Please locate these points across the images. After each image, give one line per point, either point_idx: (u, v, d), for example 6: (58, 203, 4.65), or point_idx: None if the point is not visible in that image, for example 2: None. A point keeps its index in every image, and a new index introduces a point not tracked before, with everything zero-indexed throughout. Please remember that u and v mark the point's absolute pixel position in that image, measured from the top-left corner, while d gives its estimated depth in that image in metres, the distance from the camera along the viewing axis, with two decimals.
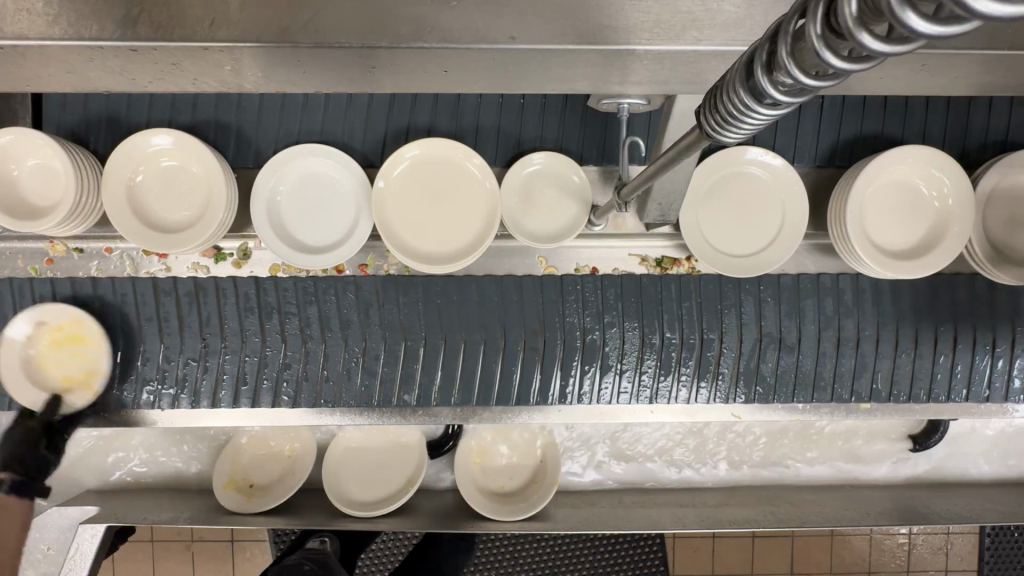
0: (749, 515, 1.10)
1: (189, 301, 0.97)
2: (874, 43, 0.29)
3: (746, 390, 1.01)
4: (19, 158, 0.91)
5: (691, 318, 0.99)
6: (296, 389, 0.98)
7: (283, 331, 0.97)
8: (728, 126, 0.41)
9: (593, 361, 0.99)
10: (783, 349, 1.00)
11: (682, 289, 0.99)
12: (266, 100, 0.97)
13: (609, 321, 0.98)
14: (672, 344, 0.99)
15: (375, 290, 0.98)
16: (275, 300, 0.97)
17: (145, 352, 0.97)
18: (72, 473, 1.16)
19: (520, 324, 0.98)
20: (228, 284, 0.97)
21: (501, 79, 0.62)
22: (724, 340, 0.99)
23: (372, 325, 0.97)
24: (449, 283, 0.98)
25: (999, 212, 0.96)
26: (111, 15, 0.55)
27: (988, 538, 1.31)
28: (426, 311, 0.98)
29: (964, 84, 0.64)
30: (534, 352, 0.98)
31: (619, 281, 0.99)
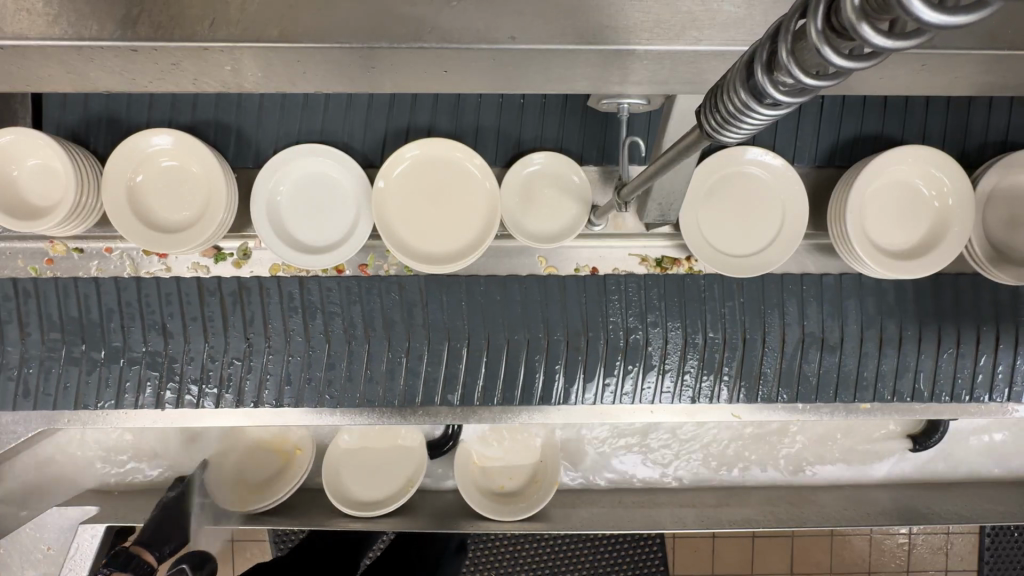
0: (748, 515, 1.10)
1: (234, 301, 0.96)
2: (876, 37, 0.29)
3: (793, 390, 1.01)
4: (19, 158, 0.91)
5: (735, 318, 0.99)
6: (340, 388, 0.98)
7: (327, 331, 0.97)
8: (728, 126, 0.41)
9: (637, 361, 0.99)
10: (827, 349, 1.00)
11: (727, 288, 0.99)
12: (266, 100, 0.97)
13: (653, 321, 0.98)
14: (717, 343, 0.99)
15: (419, 290, 0.98)
16: (318, 300, 0.97)
17: (191, 352, 0.96)
18: (74, 472, 1.16)
19: (564, 323, 0.98)
20: (272, 284, 0.97)
21: (502, 79, 0.62)
22: (768, 340, 0.99)
23: (416, 326, 0.97)
24: (492, 282, 0.98)
25: (999, 212, 0.96)
26: (111, 15, 0.55)
27: (987, 538, 1.31)
28: (472, 310, 0.98)
29: (964, 84, 0.64)
30: (577, 353, 0.98)
31: (662, 280, 0.99)
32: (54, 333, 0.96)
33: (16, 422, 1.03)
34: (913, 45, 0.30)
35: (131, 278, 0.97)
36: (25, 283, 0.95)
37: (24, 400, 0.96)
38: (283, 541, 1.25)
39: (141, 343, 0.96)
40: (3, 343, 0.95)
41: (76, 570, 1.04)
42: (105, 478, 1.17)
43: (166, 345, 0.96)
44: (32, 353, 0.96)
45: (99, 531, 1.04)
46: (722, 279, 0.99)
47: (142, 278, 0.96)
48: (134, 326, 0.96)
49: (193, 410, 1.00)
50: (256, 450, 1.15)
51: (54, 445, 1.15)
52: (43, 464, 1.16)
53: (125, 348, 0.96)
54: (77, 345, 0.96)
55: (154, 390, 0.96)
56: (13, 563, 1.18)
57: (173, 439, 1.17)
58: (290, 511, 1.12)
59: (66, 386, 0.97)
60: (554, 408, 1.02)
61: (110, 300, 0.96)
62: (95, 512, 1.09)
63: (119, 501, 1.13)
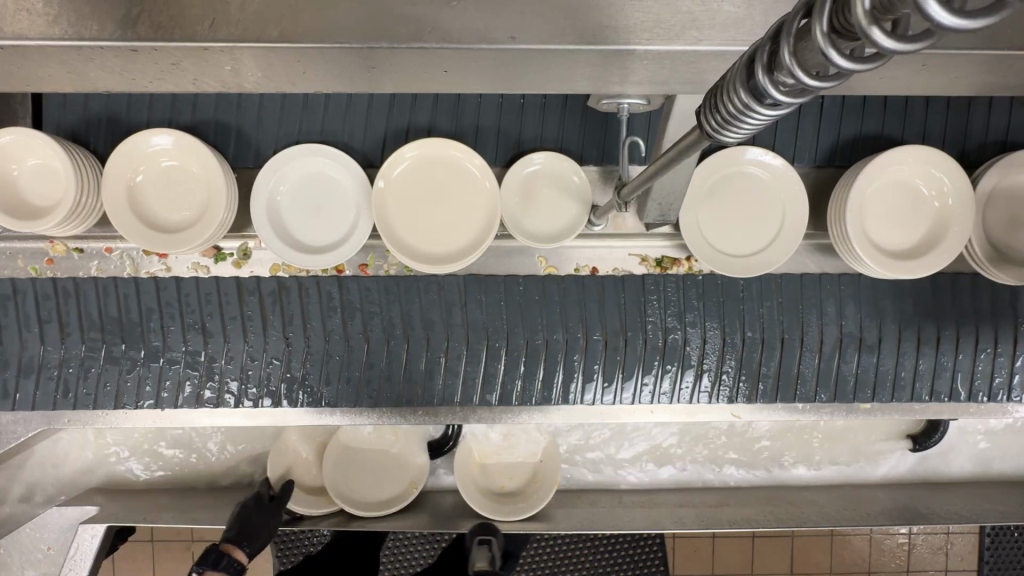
0: (748, 515, 1.10)
1: (274, 300, 0.97)
2: (886, 40, 0.29)
3: (831, 390, 1.01)
4: (19, 157, 0.91)
5: (773, 318, 1.00)
6: (379, 389, 0.98)
7: (367, 331, 0.98)
8: (728, 126, 0.41)
9: (674, 361, 0.99)
10: (864, 349, 1.00)
11: (764, 288, 1.00)
12: (266, 100, 0.97)
13: (690, 321, 0.99)
14: (755, 342, 0.99)
15: (458, 290, 0.98)
16: (358, 299, 0.98)
17: (231, 353, 0.97)
18: (80, 470, 1.17)
19: (602, 323, 0.98)
20: (312, 284, 0.97)
21: (503, 80, 0.62)
22: (805, 339, 1.00)
23: (455, 325, 0.98)
24: (531, 282, 0.99)
25: (1000, 212, 0.96)
26: (111, 15, 0.55)
27: (987, 538, 1.31)
28: (511, 310, 0.98)
29: (964, 85, 0.64)
30: (616, 352, 0.99)
31: (701, 280, 0.99)
32: (93, 332, 0.96)
33: (16, 422, 1.03)
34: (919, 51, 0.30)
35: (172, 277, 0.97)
36: (66, 283, 0.96)
37: (34, 401, 0.97)
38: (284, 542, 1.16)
39: (181, 343, 0.96)
40: (44, 343, 0.96)
41: (75, 570, 1.04)
42: (105, 477, 1.17)
43: (206, 344, 0.97)
44: (73, 352, 0.96)
45: (99, 531, 1.04)
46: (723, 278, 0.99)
47: (181, 278, 0.96)
48: (173, 327, 0.96)
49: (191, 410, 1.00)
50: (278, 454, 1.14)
51: (60, 443, 1.16)
52: (50, 462, 1.16)
53: (165, 349, 0.96)
54: (117, 344, 0.96)
55: (194, 389, 0.97)
56: (13, 563, 1.12)
57: (177, 438, 1.18)
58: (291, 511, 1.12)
59: (69, 386, 0.97)
60: (554, 408, 1.02)
61: (150, 300, 0.96)
62: (94, 511, 1.08)
63: (119, 500, 1.13)
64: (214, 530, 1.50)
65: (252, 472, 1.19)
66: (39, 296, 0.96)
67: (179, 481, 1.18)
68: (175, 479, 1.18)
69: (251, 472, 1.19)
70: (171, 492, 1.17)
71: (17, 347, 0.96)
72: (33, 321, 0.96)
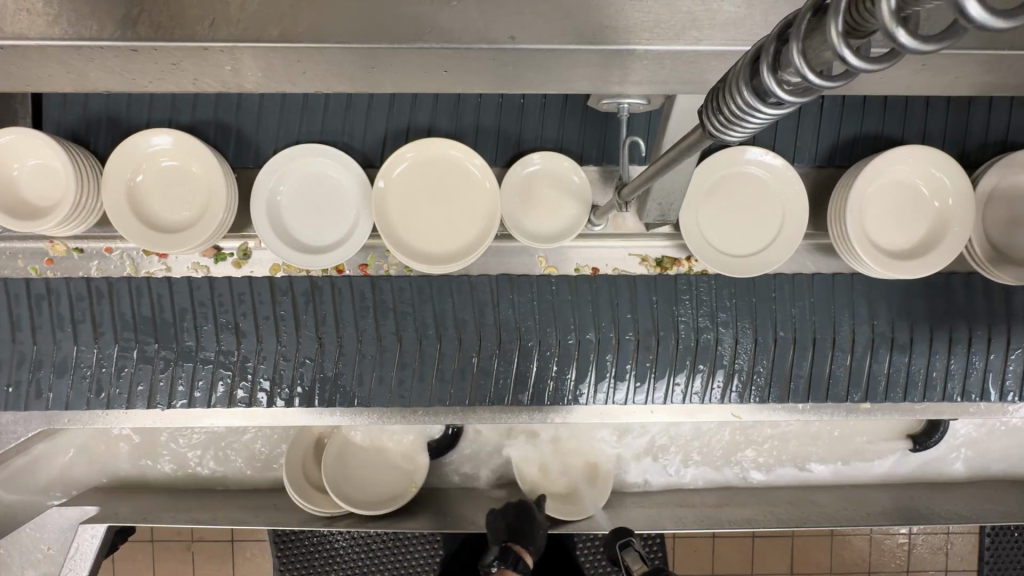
0: (748, 515, 1.10)
1: (307, 300, 0.97)
2: (908, 40, 0.29)
3: (863, 390, 1.02)
4: (19, 157, 0.91)
5: (804, 318, 1.00)
6: (411, 388, 0.98)
7: (399, 331, 0.98)
8: (731, 126, 0.41)
9: (705, 361, 1.00)
10: (895, 349, 1.00)
11: (795, 287, 1.00)
12: (266, 100, 0.97)
13: (722, 321, 0.99)
14: (786, 342, 1.00)
15: (490, 290, 0.98)
16: (390, 299, 0.98)
17: (264, 352, 0.97)
18: (87, 469, 1.18)
19: (634, 323, 0.98)
20: (345, 284, 0.98)
21: (504, 80, 0.62)
22: (837, 339, 1.00)
23: (487, 325, 0.98)
24: (563, 281, 0.99)
25: (1000, 212, 0.96)
26: (111, 15, 0.55)
27: (988, 539, 1.31)
28: (542, 309, 0.98)
29: (963, 85, 0.64)
30: (647, 352, 0.99)
31: (733, 280, 0.99)
32: (127, 332, 0.96)
33: (16, 422, 1.03)
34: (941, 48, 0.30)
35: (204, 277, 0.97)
36: (100, 283, 0.96)
37: (33, 401, 0.97)
38: (284, 542, 1.13)
39: (214, 343, 0.97)
40: (77, 342, 0.96)
41: (76, 570, 1.04)
42: (106, 477, 1.18)
43: (239, 344, 0.97)
44: (107, 353, 0.96)
45: (99, 531, 1.04)
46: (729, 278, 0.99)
47: (215, 277, 0.97)
48: (206, 327, 0.97)
49: (194, 410, 1.00)
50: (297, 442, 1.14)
51: (65, 443, 1.16)
52: (58, 461, 1.17)
53: (197, 349, 0.97)
54: (149, 344, 0.96)
55: (227, 389, 0.98)
56: (13, 564, 1.11)
57: (180, 437, 1.18)
58: (292, 510, 1.12)
59: (70, 385, 0.97)
60: (554, 408, 1.01)
61: (183, 300, 0.96)
62: (94, 511, 1.08)
63: (120, 500, 1.13)
64: (215, 530, 1.50)
65: (255, 471, 1.19)
66: (73, 296, 0.96)
67: (180, 481, 1.19)
68: (176, 478, 1.19)
69: (254, 471, 1.19)
70: (174, 492, 1.17)
71: (51, 346, 0.96)
72: (67, 321, 0.96)
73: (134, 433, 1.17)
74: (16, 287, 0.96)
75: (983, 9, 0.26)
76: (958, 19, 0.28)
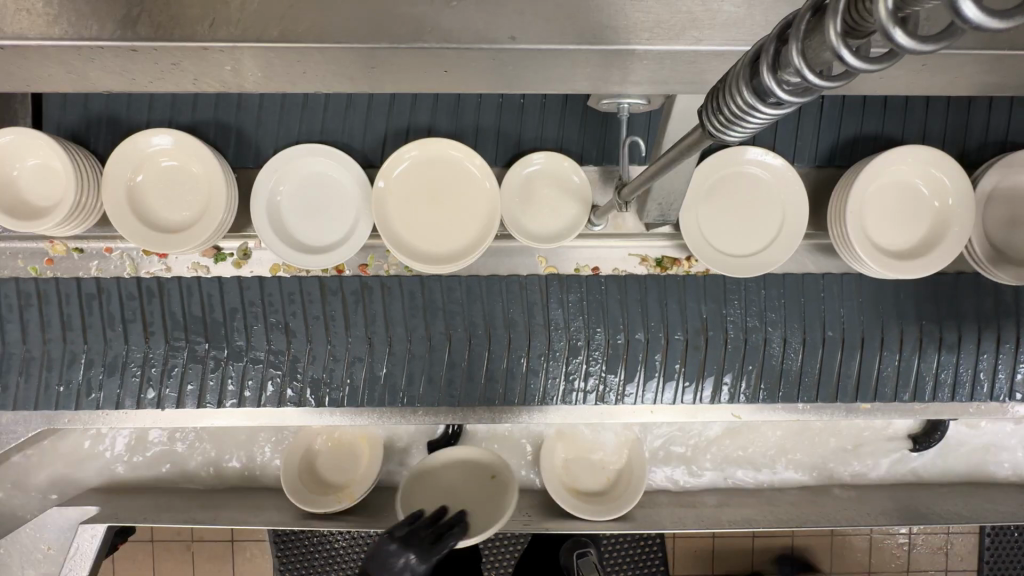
0: (748, 514, 1.10)
1: (356, 300, 0.97)
2: (904, 40, 0.29)
3: (912, 390, 1.02)
4: (19, 157, 0.91)
5: (853, 318, 1.00)
6: (461, 388, 0.98)
7: (448, 331, 0.97)
8: (732, 126, 0.41)
9: (754, 361, 1.00)
10: (944, 348, 1.01)
11: (844, 288, 1.00)
12: (266, 100, 0.97)
13: (771, 321, 0.99)
14: (835, 341, 1.00)
15: (541, 290, 0.98)
16: (440, 300, 0.98)
17: (314, 352, 0.97)
18: (92, 470, 1.17)
19: (683, 323, 0.98)
20: (395, 283, 0.98)
21: (505, 80, 0.62)
22: (886, 340, 1.00)
23: (537, 325, 0.98)
24: (611, 281, 0.99)
25: (1001, 212, 0.96)
26: (111, 15, 0.55)
27: (988, 539, 1.31)
28: (590, 309, 0.98)
29: (963, 84, 0.64)
30: (697, 352, 0.99)
31: (782, 281, 1.00)
32: (177, 332, 0.96)
33: (16, 422, 1.03)
34: (941, 47, 0.30)
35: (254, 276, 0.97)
36: (150, 283, 0.96)
37: (33, 401, 0.97)
38: (284, 542, 1.13)
39: (264, 343, 0.97)
40: (128, 342, 0.96)
41: (76, 571, 1.04)
42: (105, 477, 1.18)
43: (289, 343, 0.97)
44: (156, 353, 0.96)
45: (98, 531, 1.03)
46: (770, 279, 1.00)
47: (264, 277, 0.97)
48: (256, 327, 0.97)
49: (196, 410, 1.00)
50: (296, 482, 1.11)
51: (70, 443, 1.17)
52: (59, 461, 1.17)
53: (247, 348, 0.97)
54: (199, 344, 0.96)
55: (277, 388, 0.98)
56: (13, 564, 1.11)
57: (179, 436, 1.18)
58: (292, 510, 1.12)
59: (74, 385, 0.97)
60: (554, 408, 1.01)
61: (233, 300, 0.96)
62: (94, 512, 1.08)
63: (120, 500, 1.12)
64: (216, 530, 1.50)
65: (258, 471, 1.20)
66: (124, 296, 0.96)
67: (179, 480, 1.19)
68: (176, 478, 1.19)
69: (255, 471, 1.20)
70: (176, 492, 1.17)
71: (102, 346, 0.96)
72: (118, 320, 0.96)
73: (134, 432, 1.17)
74: (60, 287, 0.96)
75: (978, 11, 0.26)
76: (955, 19, 0.28)
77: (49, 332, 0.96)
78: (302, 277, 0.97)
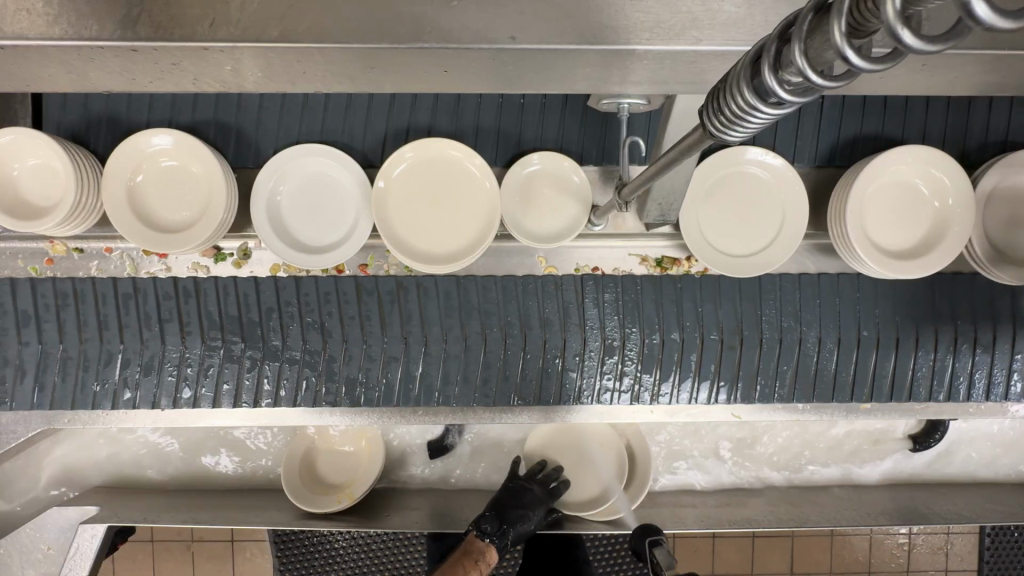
0: (748, 514, 1.11)
1: (391, 300, 0.97)
2: (911, 39, 0.29)
3: (946, 390, 1.03)
4: (19, 157, 0.91)
5: (887, 318, 1.00)
6: (495, 387, 0.98)
7: (484, 331, 0.97)
8: (732, 126, 0.41)
9: (789, 361, 1.00)
10: (979, 349, 1.01)
11: (878, 288, 1.00)
12: (266, 100, 0.97)
13: (807, 321, 0.99)
14: (870, 342, 1.00)
15: (576, 290, 0.98)
16: (476, 300, 0.98)
17: (350, 352, 0.97)
18: (95, 470, 1.18)
19: (718, 323, 0.98)
20: (430, 283, 0.98)
21: (505, 80, 0.62)
22: (921, 340, 1.00)
23: (572, 325, 0.98)
24: (647, 281, 0.99)
25: (1001, 212, 0.96)
26: (111, 14, 0.55)
27: (988, 539, 1.31)
28: (626, 309, 0.98)
29: (963, 84, 0.64)
30: (732, 351, 0.99)
31: (818, 282, 1.00)
32: (213, 332, 0.96)
33: (16, 422, 1.03)
34: (947, 47, 0.30)
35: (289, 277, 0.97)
36: (186, 283, 0.96)
37: (35, 401, 0.97)
38: (284, 542, 1.13)
39: (301, 343, 0.97)
40: (164, 343, 0.96)
41: (76, 571, 1.04)
42: (105, 477, 1.18)
43: (325, 344, 0.97)
44: (192, 353, 0.96)
45: (98, 531, 1.03)
46: (771, 279, 0.99)
47: (301, 277, 0.97)
48: (293, 326, 0.97)
49: (195, 410, 1.00)
50: (300, 485, 1.12)
51: (68, 443, 1.17)
52: (58, 461, 1.17)
53: (283, 349, 0.97)
54: (235, 343, 0.96)
55: (312, 389, 0.98)
56: (13, 563, 1.10)
57: (178, 436, 1.18)
58: (292, 510, 1.12)
59: (77, 385, 0.96)
60: (555, 409, 1.01)
61: (269, 299, 0.96)
62: (94, 511, 1.08)
63: (119, 501, 1.12)
64: (215, 530, 1.50)
65: (258, 471, 1.20)
66: (160, 296, 0.96)
67: (179, 480, 1.19)
68: (175, 478, 1.19)
69: (254, 472, 1.20)
70: (179, 492, 1.17)
71: (138, 346, 0.96)
72: (154, 320, 0.96)
73: (133, 433, 1.17)
74: (60, 287, 0.96)
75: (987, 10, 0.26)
76: (963, 18, 0.27)
77: (86, 331, 0.96)
78: (338, 277, 0.97)
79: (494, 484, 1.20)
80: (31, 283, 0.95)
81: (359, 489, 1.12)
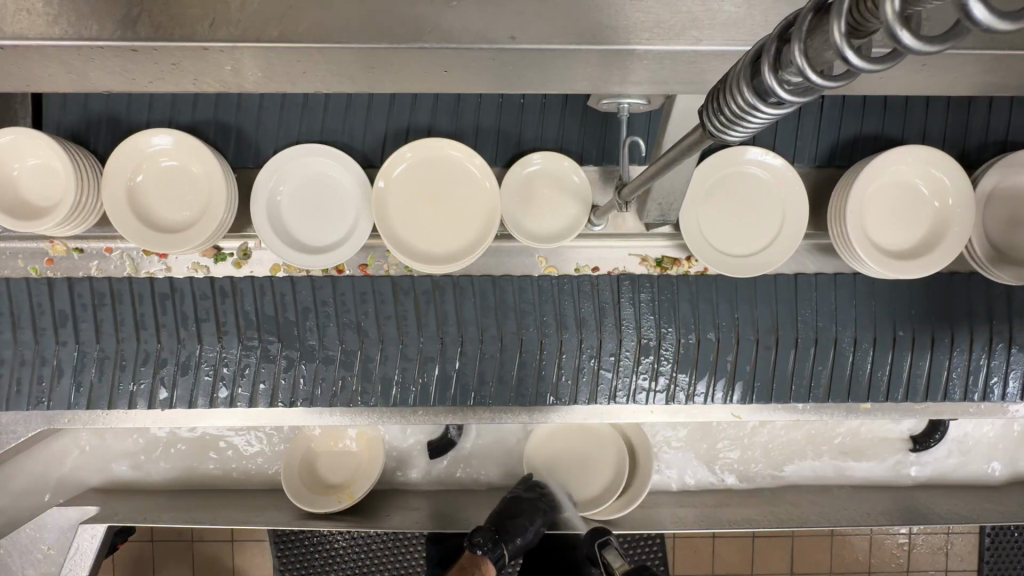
0: (749, 514, 1.11)
1: (428, 300, 0.97)
2: (909, 39, 0.29)
3: (981, 391, 1.03)
4: (19, 157, 0.91)
5: (922, 317, 1.00)
6: (531, 388, 0.99)
7: (521, 331, 0.97)
8: (733, 126, 0.41)
9: (824, 362, 1.00)
10: (1014, 349, 1.01)
11: (903, 287, 1.00)
12: (265, 100, 0.97)
13: (843, 321, 1.00)
14: (905, 341, 1.00)
15: (612, 289, 0.98)
16: (513, 300, 0.98)
17: (386, 352, 0.97)
18: (95, 470, 1.18)
19: (754, 322, 0.99)
20: (467, 283, 0.98)
21: (506, 80, 0.62)
22: (956, 340, 1.00)
23: (608, 325, 0.98)
24: (683, 281, 0.99)
25: (1002, 212, 0.96)
26: (111, 14, 0.55)
27: (988, 539, 1.30)
28: (661, 309, 0.98)
29: (963, 84, 0.64)
30: (768, 351, 0.99)
31: (853, 282, 1.00)
32: (250, 332, 0.96)
33: (16, 422, 1.03)
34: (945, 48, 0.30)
35: (327, 277, 0.98)
36: (223, 282, 0.96)
37: (35, 402, 0.97)
38: (284, 542, 1.13)
39: (338, 342, 0.97)
40: (201, 342, 0.96)
41: (76, 570, 1.04)
42: (105, 478, 1.18)
43: (362, 343, 0.97)
44: (229, 353, 0.97)
45: (98, 531, 1.03)
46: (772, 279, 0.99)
47: (336, 278, 0.97)
48: (329, 327, 0.97)
49: (195, 410, 1.00)
50: (300, 486, 1.12)
51: (68, 444, 1.17)
52: (58, 461, 1.17)
53: (320, 348, 0.97)
54: (272, 343, 0.97)
55: (349, 389, 0.98)
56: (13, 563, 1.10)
57: (178, 436, 1.18)
58: (292, 510, 1.12)
59: (80, 385, 0.97)
60: (556, 409, 1.01)
61: (306, 299, 0.97)
62: (94, 511, 1.08)
63: (120, 501, 1.12)
64: (216, 530, 1.51)
65: (258, 471, 1.20)
66: (197, 296, 0.96)
67: (179, 480, 1.19)
68: (176, 479, 1.19)
69: (254, 472, 1.20)
70: (180, 492, 1.17)
71: (174, 346, 0.96)
72: (191, 320, 0.96)
73: (133, 433, 1.17)
74: (60, 287, 0.96)
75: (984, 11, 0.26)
76: (962, 18, 0.27)
77: (122, 331, 0.96)
78: (374, 277, 0.98)
79: (494, 483, 1.20)
80: (47, 283, 0.96)
81: (359, 489, 1.12)
